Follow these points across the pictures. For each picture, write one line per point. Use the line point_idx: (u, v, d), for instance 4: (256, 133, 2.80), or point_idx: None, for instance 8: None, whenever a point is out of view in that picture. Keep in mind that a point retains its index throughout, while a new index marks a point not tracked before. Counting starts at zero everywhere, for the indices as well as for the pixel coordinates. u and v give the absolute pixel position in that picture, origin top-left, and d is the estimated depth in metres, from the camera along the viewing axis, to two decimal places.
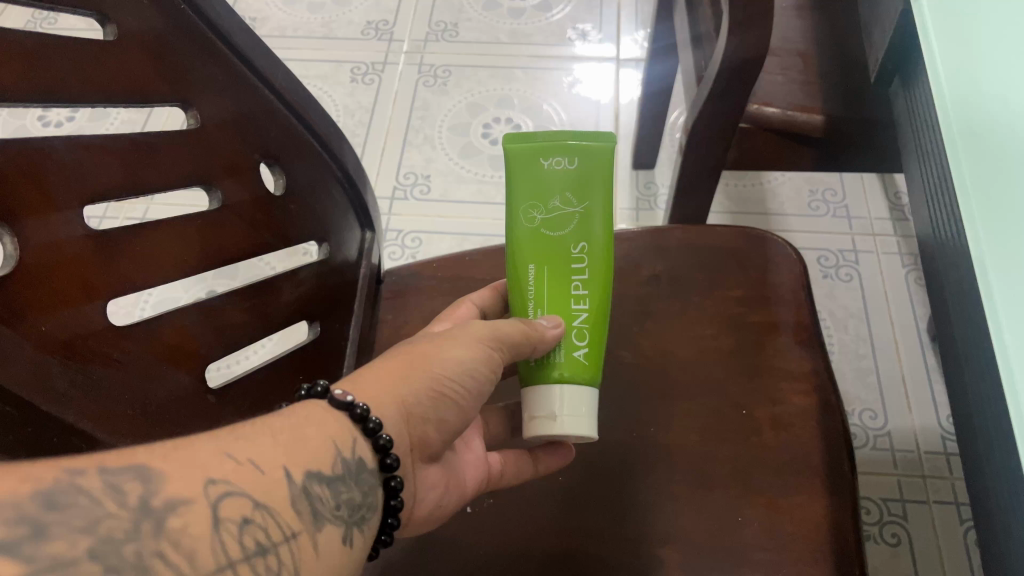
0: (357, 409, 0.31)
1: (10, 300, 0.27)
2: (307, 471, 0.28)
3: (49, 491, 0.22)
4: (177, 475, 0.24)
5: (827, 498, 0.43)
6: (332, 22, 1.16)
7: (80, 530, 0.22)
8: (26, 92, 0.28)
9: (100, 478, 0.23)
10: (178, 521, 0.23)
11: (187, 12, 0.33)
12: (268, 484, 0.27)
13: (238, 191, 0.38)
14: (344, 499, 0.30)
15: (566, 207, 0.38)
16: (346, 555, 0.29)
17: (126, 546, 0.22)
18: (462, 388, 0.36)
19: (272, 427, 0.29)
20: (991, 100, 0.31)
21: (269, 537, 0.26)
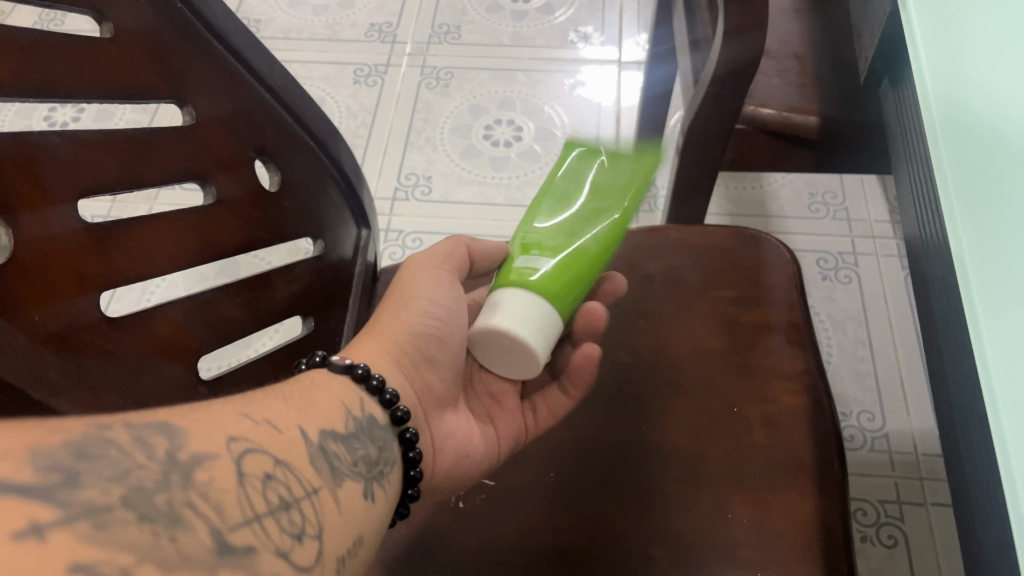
0: (356, 369, 0.36)
1: (4, 290, 0.27)
2: (321, 430, 0.32)
3: (81, 441, 0.23)
4: (199, 433, 0.26)
5: (816, 496, 0.43)
6: (336, 24, 1.16)
7: (110, 479, 0.23)
8: (21, 87, 0.28)
9: (127, 432, 0.24)
10: (205, 474, 0.25)
11: (183, 11, 0.33)
12: (286, 442, 0.30)
13: (232, 187, 0.38)
14: (360, 456, 0.34)
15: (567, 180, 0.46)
16: (369, 507, 0.32)
17: (157, 495, 0.23)
18: (437, 322, 0.42)
19: (284, 393, 0.33)
20: (976, 95, 0.31)
21: (293, 491, 0.28)
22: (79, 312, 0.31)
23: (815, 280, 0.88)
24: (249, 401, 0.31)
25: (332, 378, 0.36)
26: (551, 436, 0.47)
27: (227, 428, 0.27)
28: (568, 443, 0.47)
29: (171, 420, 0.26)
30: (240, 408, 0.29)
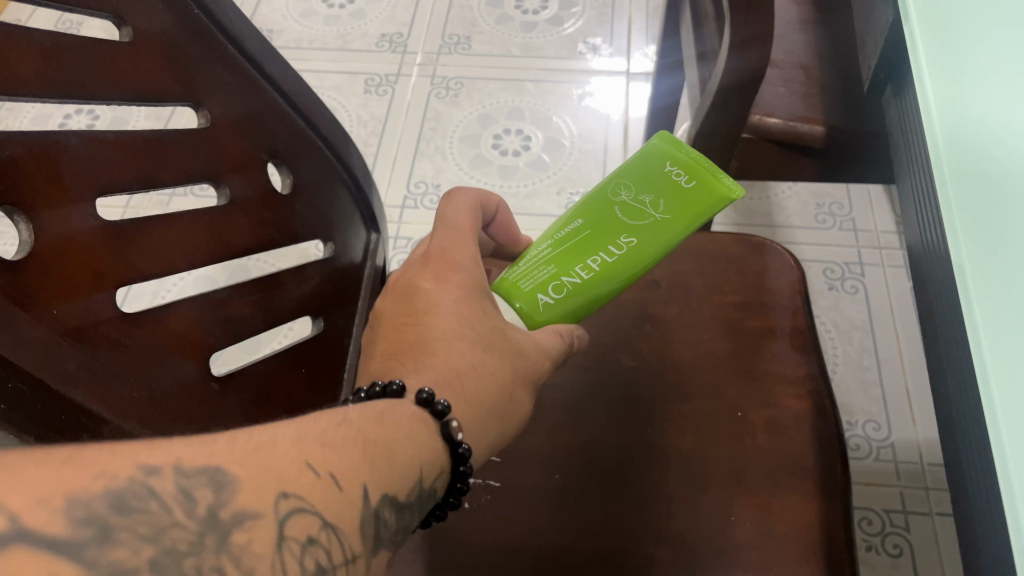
0: (439, 410, 0.33)
1: (23, 284, 0.28)
2: (385, 493, 0.29)
3: (120, 491, 0.23)
4: (250, 486, 0.25)
5: (818, 500, 0.44)
6: (348, 34, 1.18)
7: (144, 538, 0.22)
8: (43, 87, 0.29)
9: (175, 480, 0.24)
10: (242, 536, 0.24)
11: (200, 17, 0.34)
12: (342, 502, 0.27)
13: (245, 189, 0.39)
14: (405, 526, 0.30)
15: (646, 205, 0.39)
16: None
17: (187, 559, 0.23)
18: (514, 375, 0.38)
19: (367, 435, 0.30)
20: (974, 100, 0.31)
21: (332, 558, 0.26)
22: (96, 309, 0.31)
23: (821, 289, 0.89)
24: (323, 439, 0.28)
25: (415, 421, 0.32)
26: (555, 437, 0.48)
27: (280, 479, 0.26)
28: (573, 446, 0.47)
29: (225, 465, 0.25)
30: (304, 451, 0.27)
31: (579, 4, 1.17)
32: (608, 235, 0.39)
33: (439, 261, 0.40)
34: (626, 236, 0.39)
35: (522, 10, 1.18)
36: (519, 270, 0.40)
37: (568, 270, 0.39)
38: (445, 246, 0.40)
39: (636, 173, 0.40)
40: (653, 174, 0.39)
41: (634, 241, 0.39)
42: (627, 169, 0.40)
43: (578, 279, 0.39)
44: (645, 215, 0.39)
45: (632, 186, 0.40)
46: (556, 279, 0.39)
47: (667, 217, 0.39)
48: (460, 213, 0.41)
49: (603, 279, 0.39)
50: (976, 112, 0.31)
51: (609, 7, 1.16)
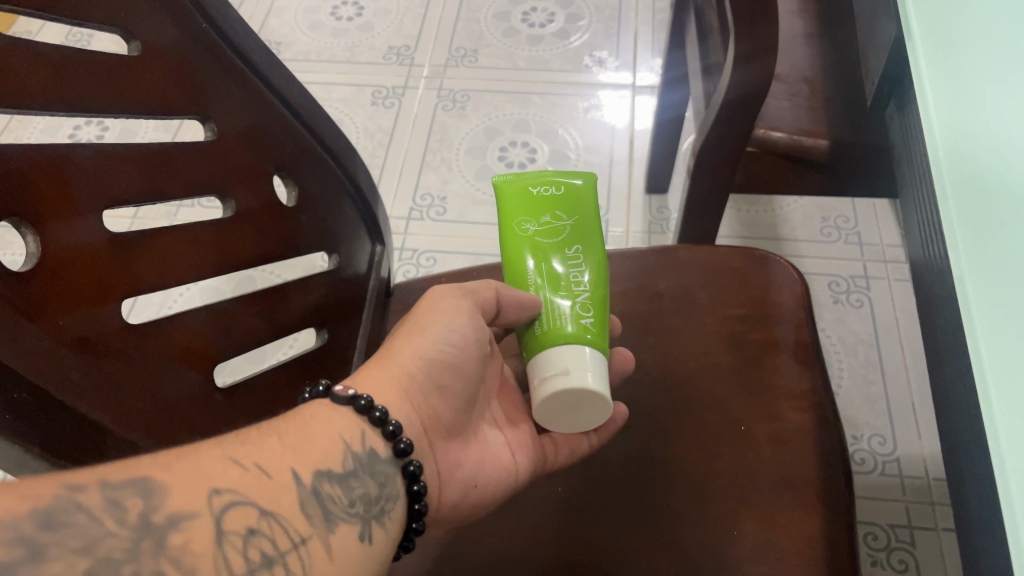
0: (360, 401, 0.35)
1: (31, 295, 0.28)
2: (316, 471, 0.32)
3: (47, 510, 0.24)
4: (179, 490, 0.27)
5: (821, 514, 0.44)
6: (356, 47, 1.19)
7: (77, 551, 0.24)
8: (52, 101, 0.30)
9: (101, 494, 0.25)
10: (179, 538, 0.26)
11: (207, 31, 0.35)
12: (275, 489, 0.30)
13: (251, 200, 0.39)
14: (357, 495, 0.33)
15: (556, 221, 0.43)
16: (365, 550, 0.31)
17: (125, 566, 0.24)
18: (453, 349, 0.41)
19: (281, 431, 0.33)
20: (976, 116, 0.31)
21: (278, 545, 0.28)
22: (103, 320, 0.32)
23: (827, 302, 0.89)
24: (240, 442, 0.30)
25: (337, 415, 0.35)
26: None
27: (211, 479, 0.28)
28: (577, 458, 0.47)
29: (151, 475, 0.27)
30: (226, 452, 0.30)
31: (586, 17, 1.18)
32: (563, 256, 0.42)
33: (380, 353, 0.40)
34: (575, 248, 0.42)
35: (529, 23, 1.18)
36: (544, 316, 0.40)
37: (572, 292, 0.41)
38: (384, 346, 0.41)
39: (518, 211, 0.43)
40: (536, 203, 0.43)
41: (580, 247, 0.42)
42: (510, 217, 0.44)
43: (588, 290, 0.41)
44: (562, 229, 0.42)
45: (533, 216, 0.43)
46: (575, 303, 0.40)
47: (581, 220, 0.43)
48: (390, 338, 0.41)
49: (595, 282, 0.42)
50: (980, 127, 0.31)
51: (615, 19, 1.17)
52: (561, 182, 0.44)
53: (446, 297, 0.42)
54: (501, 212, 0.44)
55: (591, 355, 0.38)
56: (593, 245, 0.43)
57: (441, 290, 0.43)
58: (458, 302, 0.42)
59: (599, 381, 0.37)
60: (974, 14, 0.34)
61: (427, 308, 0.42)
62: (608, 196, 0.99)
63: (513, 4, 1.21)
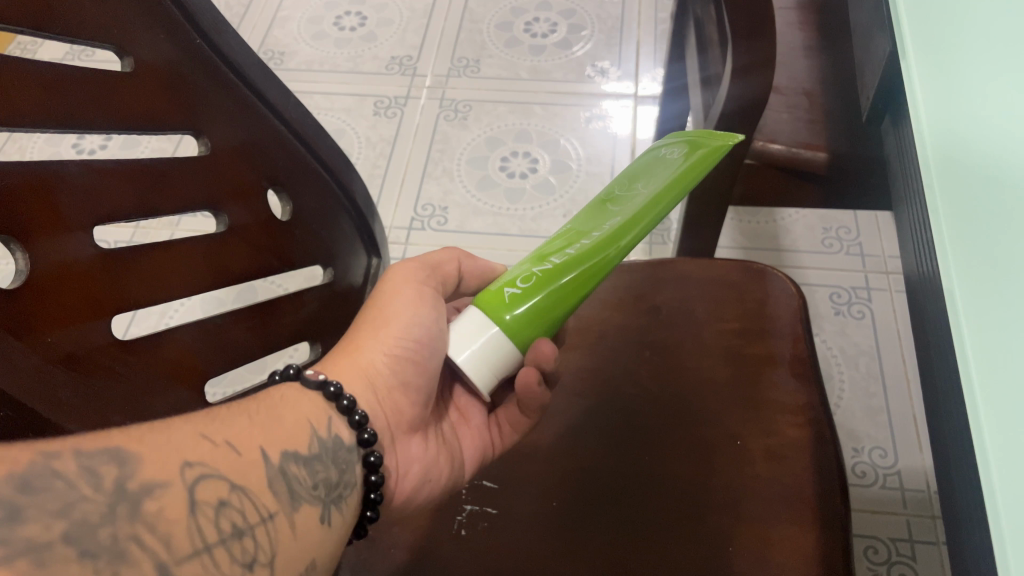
0: (329, 387, 0.36)
1: (17, 311, 0.28)
2: (284, 451, 0.32)
3: (25, 474, 0.23)
4: (153, 460, 0.27)
5: (816, 530, 0.43)
6: (359, 57, 1.19)
7: (54, 513, 0.23)
8: (43, 118, 0.30)
9: (77, 461, 0.25)
10: (154, 504, 0.26)
11: (202, 46, 0.35)
12: (245, 465, 0.30)
13: (245, 214, 0.39)
14: (321, 478, 0.33)
15: (630, 191, 0.41)
16: (324, 532, 0.32)
17: (102, 530, 0.24)
18: (416, 342, 0.42)
19: (251, 409, 0.33)
20: (964, 128, 0.31)
21: (247, 518, 0.29)
22: (90, 336, 0.31)
23: (828, 314, 0.89)
24: (211, 418, 0.31)
25: (306, 398, 0.36)
26: (552, 463, 0.48)
27: (183, 453, 0.28)
28: (570, 471, 0.47)
29: (126, 445, 0.26)
30: (198, 426, 0.30)
31: (588, 27, 1.18)
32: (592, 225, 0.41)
33: (349, 341, 0.41)
34: (615, 218, 0.40)
35: (531, 33, 1.18)
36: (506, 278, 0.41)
37: (542, 263, 0.40)
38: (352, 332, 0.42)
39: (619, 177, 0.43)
40: (641, 169, 0.42)
41: (619, 221, 0.40)
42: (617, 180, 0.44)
43: (551, 266, 0.40)
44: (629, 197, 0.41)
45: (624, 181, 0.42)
46: (529, 270, 0.40)
47: (658, 190, 0.40)
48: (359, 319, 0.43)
49: (575, 261, 0.40)
50: (969, 140, 0.31)
51: (617, 30, 1.17)
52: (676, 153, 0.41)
53: (410, 284, 0.43)
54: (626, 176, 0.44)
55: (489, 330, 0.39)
56: (625, 224, 0.40)
57: (408, 269, 0.44)
58: (421, 291, 0.43)
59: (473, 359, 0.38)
60: (968, 29, 0.34)
61: (388, 291, 0.43)
62: None
63: (516, 14, 1.21)
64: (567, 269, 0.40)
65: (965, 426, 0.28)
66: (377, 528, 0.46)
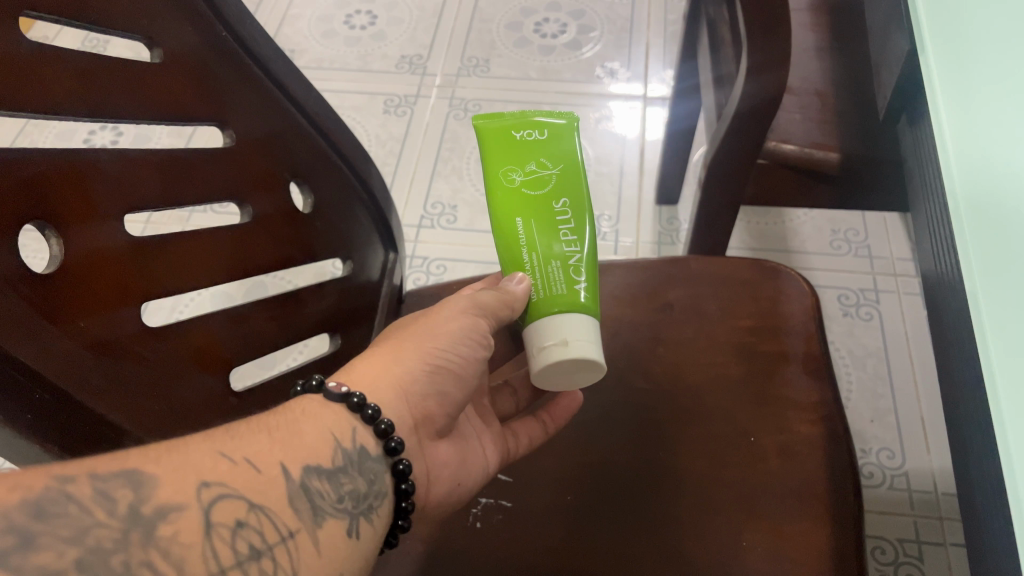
0: (352, 398, 0.35)
1: (52, 297, 0.29)
2: (305, 465, 0.31)
3: (38, 500, 0.24)
4: (169, 482, 0.27)
5: (830, 526, 0.44)
6: (369, 55, 1.19)
7: (66, 540, 0.24)
8: (77, 107, 0.30)
9: (90, 485, 0.25)
10: (168, 528, 0.26)
11: (227, 39, 0.35)
12: (264, 482, 0.29)
13: (268, 206, 0.40)
14: (346, 490, 0.33)
15: (543, 169, 0.40)
16: (353, 546, 0.31)
17: (114, 556, 0.24)
18: (459, 359, 0.40)
19: (270, 424, 0.32)
20: (981, 128, 0.32)
21: (266, 538, 0.28)
22: (121, 324, 0.32)
23: (836, 315, 0.89)
24: (228, 435, 0.30)
25: (328, 412, 0.34)
26: (568, 457, 0.48)
27: (200, 471, 0.28)
28: (585, 466, 0.47)
29: (141, 466, 0.27)
30: (215, 445, 0.29)
31: (597, 28, 1.18)
32: (551, 211, 0.40)
33: (390, 348, 0.39)
34: (561, 199, 0.40)
35: (541, 33, 1.19)
36: (538, 287, 0.39)
37: (564, 257, 0.39)
38: (396, 341, 0.39)
39: (502, 159, 0.40)
40: (518, 149, 0.41)
41: (567, 200, 0.40)
42: (490, 165, 0.41)
43: (579, 253, 0.39)
44: (549, 178, 0.40)
45: (516, 165, 0.40)
46: (568, 268, 0.39)
47: (572, 159, 0.41)
48: (403, 331, 0.40)
49: (581, 238, 0.40)
50: (987, 142, 0.31)
51: (627, 31, 1.17)
52: (545, 126, 0.41)
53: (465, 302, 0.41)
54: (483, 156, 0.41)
55: (587, 323, 0.37)
56: (580, 197, 0.41)
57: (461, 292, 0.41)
58: (479, 319, 0.40)
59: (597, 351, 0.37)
60: (984, 30, 0.34)
61: (449, 310, 0.40)
62: (619, 206, 1.00)
63: (526, 14, 1.21)
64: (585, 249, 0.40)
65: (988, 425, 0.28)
66: None
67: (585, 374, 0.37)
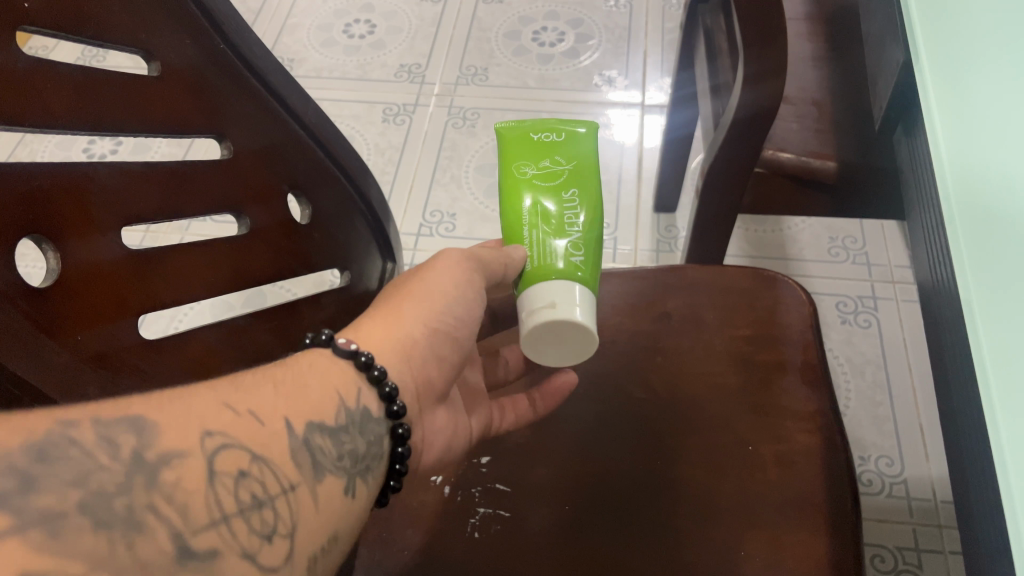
0: (361, 357, 0.36)
1: (50, 311, 0.29)
2: (309, 422, 0.32)
3: (41, 444, 0.23)
4: (172, 430, 0.27)
5: (827, 536, 0.44)
6: (367, 64, 1.20)
7: (70, 483, 0.23)
8: (76, 121, 0.30)
9: (94, 430, 0.25)
10: (171, 474, 0.26)
11: (225, 51, 0.35)
12: (267, 435, 0.30)
13: (265, 217, 0.40)
14: (346, 450, 0.33)
15: (555, 163, 0.43)
16: (348, 504, 0.32)
17: (117, 500, 0.24)
18: (455, 321, 0.41)
19: (276, 378, 0.33)
20: (977, 140, 0.32)
21: (267, 488, 0.28)
22: (119, 335, 0.32)
23: (835, 323, 0.89)
24: (234, 387, 0.30)
25: (338, 370, 0.35)
26: (566, 467, 0.48)
27: (203, 421, 0.28)
28: (585, 476, 0.47)
29: (144, 414, 0.26)
30: (221, 396, 0.29)
31: (595, 37, 1.19)
32: (559, 199, 0.42)
33: (392, 310, 0.40)
34: (569, 190, 0.42)
35: (539, 42, 1.19)
36: (535, 260, 0.40)
37: (567, 237, 0.41)
38: (397, 303, 0.40)
39: (518, 155, 0.44)
40: (533, 146, 0.44)
41: (576, 191, 0.42)
42: (507, 164, 0.44)
43: (582, 235, 0.41)
44: (559, 171, 0.43)
45: (529, 160, 0.43)
46: (569, 245, 0.40)
47: (589, 161, 0.44)
48: (402, 290, 0.41)
49: (589, 224, 0.41)
50: (985, 153, 0.31)
51: (624, 39, 1.18)
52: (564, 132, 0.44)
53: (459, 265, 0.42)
54: (503, 159, 0.44)
55: (580, 291, 0.39)
56: (590, 190, 0.43)
57: (453, 253, 0.43)
58: (471, 276, 0.42)
59: (586, 317, 0.38)
60: (979, 41, 0.34)
61: (436, 273, 0.42)
62: (617, 214, 1.00)
63: (524, 23, 1.22)
64: (591, 234, 0.41)
65: (982, 433, 0.28)
66: (387, 529, 0.46)
67: (580, 343, 0.38)
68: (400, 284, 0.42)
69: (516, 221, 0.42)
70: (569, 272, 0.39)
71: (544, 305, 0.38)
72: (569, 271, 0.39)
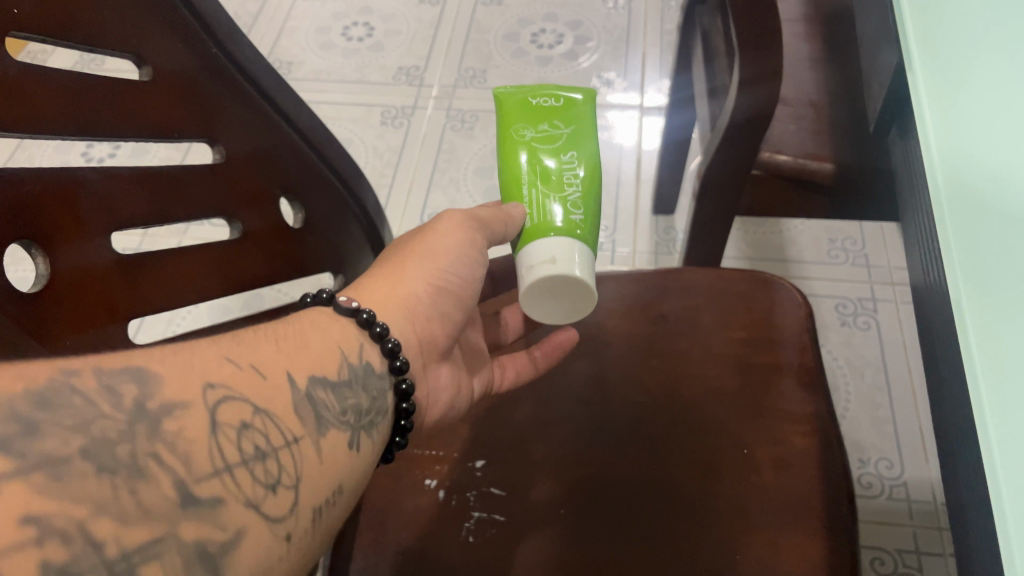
0: (362, 315, 0.36)
1: (39, 317, 0.29)
2: (311, 377, 0.32)
3: (43, 389, 0.23)
4: (174, 381, 0.26)
5: (822, 539, 0.43)
6: (366, 67, 1.20)
7: (72, 428, 0.23)
8: (66, 126, 0.30)
9: (97, 378, 0.24)
10: (173, 423, 0.25)
11: (218, 56, 0.35)
12: (269, 390, 0.29)
13: (258, 222, 0.40)
14: (350, 405, 0.33)
15: (553, 128, 0.42)
16: (352, 457, 0.32)
17: (120, 447, 0.24)
18: (459, 279, 0.42)
19: (277, 335, 0.32)
20: (972, 142, 0.32)
21: (271, 441, 0.28)
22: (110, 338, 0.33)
23: (834, 325, 0.89)
24: (234, 341, 0.30)
25: (339, 328, 0.35)
26: (560, 470, 0.48)
27: (206, 373, 0.27)
28: (580, 480, 0.47)
29: (146, 364, 0.26)
30: (222, 349, 0.29)
31: (595, 38, 1.19)
32: (558, 160, 0.41)
33: (392, 270, 0.40)
34: (568, 152, 0.42)
35: (537, 44, 1.19)
36: (536, 216, 0.40)
37: (565, 195, 0.40)
38: (398, 263, 0.41)
39: (518, 119, 0.43)
40: (533, 112, 0.43)
41: (575, 154, 0.42)
42: (507, 126, 0.43)
43: (580, 193, 0.40)
44: (559, 136, 0.42)
45: (530, 124, 0.42)
46: (567, 203, 0.40)
47: (586, 126, 0.43)
48: (404, 250, 0.42)
49: (588, 184, 0.41)
50: (977, 156, 0.31)
51: (623, 41, 1.17)
52: (561, 94, 0.43)
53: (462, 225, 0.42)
54: (502, 123, 0.44)
55: (580, 249, 0.38)
56: (589, 153, 0.42)
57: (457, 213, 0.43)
58: (473, 235, 0.41)
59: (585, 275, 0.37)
60: (971, 43, 0.34)
61: (438, 233, 0.42)
62: (616, 217, 1.00)
63: (523, 25, 1.22)
64: (588, 193, 0.41)
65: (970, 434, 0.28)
66: (381, 530, 0.46)
67: (575, 298, 0.38)
68: (403, 242, 0.43)
69: (516, 181, 0.42)
70: (568, 228, 0.39)
71: (542, 259, 0.38)
72: (568, 227, 0.39)
